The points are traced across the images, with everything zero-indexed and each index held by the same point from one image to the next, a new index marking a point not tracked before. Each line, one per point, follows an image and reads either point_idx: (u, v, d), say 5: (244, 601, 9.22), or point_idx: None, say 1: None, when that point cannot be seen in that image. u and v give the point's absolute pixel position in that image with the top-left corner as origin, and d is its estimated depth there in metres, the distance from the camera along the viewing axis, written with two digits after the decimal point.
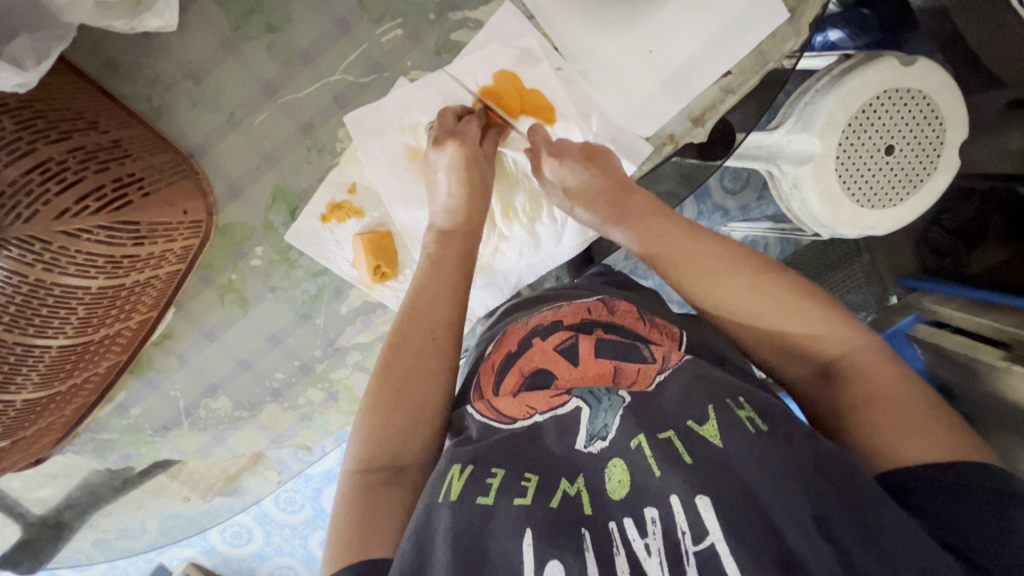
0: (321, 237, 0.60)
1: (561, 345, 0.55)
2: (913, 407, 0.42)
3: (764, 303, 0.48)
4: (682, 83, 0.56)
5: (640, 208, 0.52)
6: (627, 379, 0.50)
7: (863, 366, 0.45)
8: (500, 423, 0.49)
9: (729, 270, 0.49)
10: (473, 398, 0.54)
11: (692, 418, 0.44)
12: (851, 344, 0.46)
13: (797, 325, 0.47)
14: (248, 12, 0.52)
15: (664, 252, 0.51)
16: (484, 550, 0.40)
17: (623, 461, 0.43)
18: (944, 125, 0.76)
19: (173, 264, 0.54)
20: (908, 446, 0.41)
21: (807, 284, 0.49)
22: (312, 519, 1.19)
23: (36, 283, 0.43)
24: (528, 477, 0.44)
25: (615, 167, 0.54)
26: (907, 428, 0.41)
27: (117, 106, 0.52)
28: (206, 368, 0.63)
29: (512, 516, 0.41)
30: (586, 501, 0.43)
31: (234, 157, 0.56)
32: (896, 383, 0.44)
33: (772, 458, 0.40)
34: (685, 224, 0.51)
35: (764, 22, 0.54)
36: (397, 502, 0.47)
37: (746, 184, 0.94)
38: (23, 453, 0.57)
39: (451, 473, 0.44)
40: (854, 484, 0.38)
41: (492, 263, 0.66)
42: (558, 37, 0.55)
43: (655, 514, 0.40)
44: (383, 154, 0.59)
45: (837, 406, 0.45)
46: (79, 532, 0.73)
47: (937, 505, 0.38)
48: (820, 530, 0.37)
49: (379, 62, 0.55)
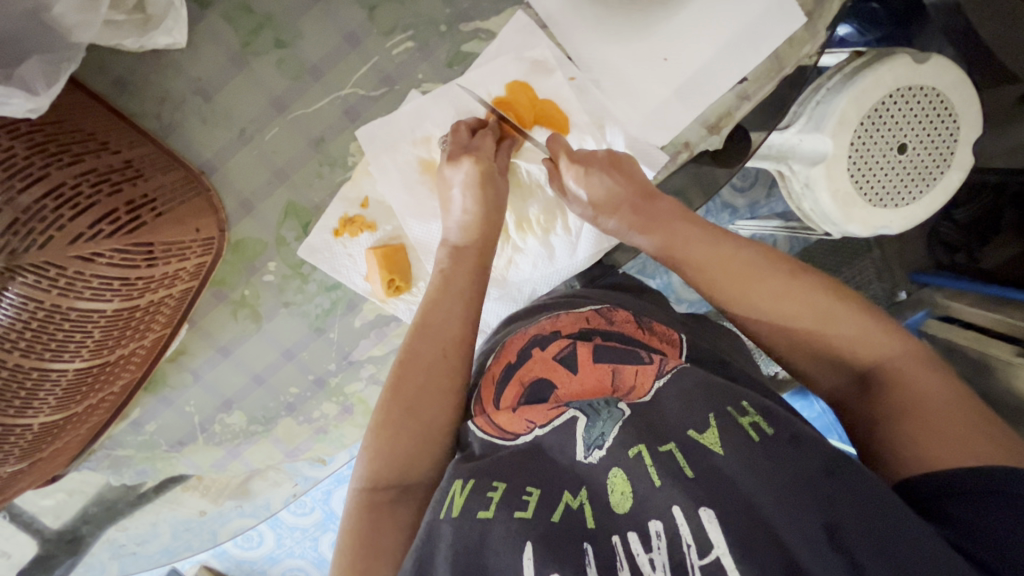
0: (334, 252, 0.59)
1: (559, 354, 0.54)
2: (950, 414, 0.41)
3: (797, 307, 0.47)
4: (697, 91, 0.55)
5: (664, 214, 0.52)
6: (627, 383, 0.50)
7: (900, 372, 0.44)
8: (503, 440, 0.49)
9: (759, 274, 0.48)
10: (474, 411, 0.53)
11: (693, 427, 0.43)
12: (888, 350, 0.45)
13: (834, 330, 0.46)
14: (257, 27, 0.51)
15: (691, 259, 0.51)
16: (481, 564, 0.40)
17: (623, 471, 0.43)
18: (958, 121, 0.74)
19: (186, 281, 0.53)
20: (954, 454, 0.39)
21: (841, 289, 0.48)
22: (323, 522, 1.19)
23: (52, 308, 0.43)
24: (529, 490, 0.44)
25: (637, 174, 0.54)
26: (952, 438, 0.40)
27: (128, 124, 0.51)
28: (220, 384, 0.63)
29: (511, 531, 0.41)
30: (588, 514, 0.42)
31: (245, 174, 0.55)
32: (938, 392, 0.42)
33: (773, 466, 0.40)
34: (713, 231, 0.50)
35: (781, 26, 0.53)
36: (403, 520, 0.46)
37: (755, 182, 0.93)
38: (41, 473, 0.56)
39: (452, 489, 0.44)
40: (867, 493, 0.38)
41: (506, 274, 0.65)
42: (571, 46, 0.55)
43: (660, 528, 0.39)
44: (396, 168, 0.58)
45: (871, 414, 0.45)
46: (94, 548, 0.73)
47: (960, 511, 0.37)
48: (829, 540, 0.36)
49: (390, 75, 0.54)
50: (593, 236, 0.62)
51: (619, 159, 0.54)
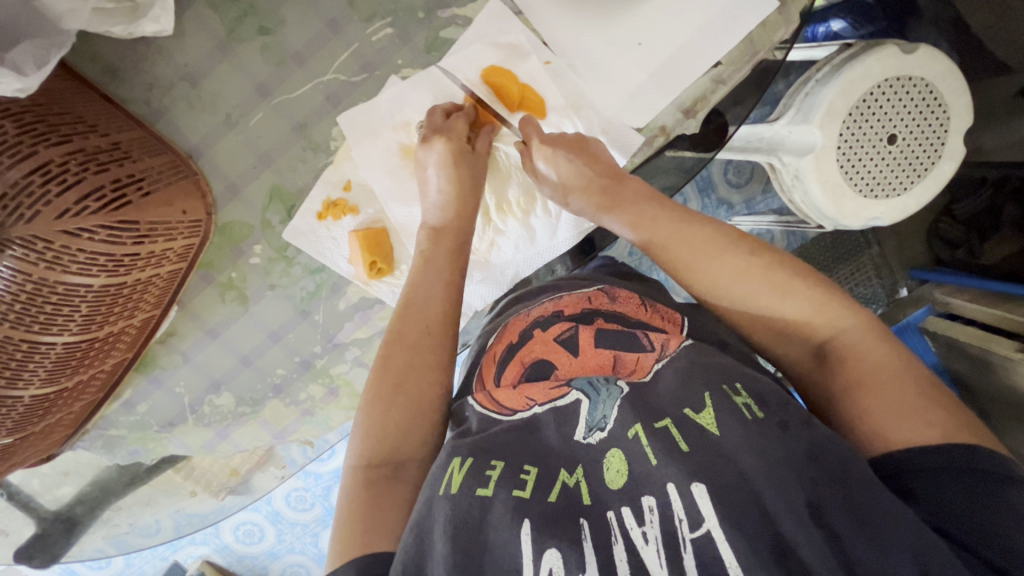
0: (318, 234, 0.61)
1: (561, 336, 0.55)
2: (902, 387, 0.43)
3: (756, 283, 0.49)
4: (671, 74, 0.56)
5: (632, 195, 0.54)
6: (626, 367, 0.51)
7: (855, 346, 0.46)
8: (500, 415, 0.50)
9: (721, 251, 0.51)
10: (475, 388, 0.55)
11: (689, 405, 0.44)
12: (844, 325, 0.47)
13: (790, 306, 0.49)
14: (241, 15, 0.53)
15: (656, 237, 0.53)
16: (482, 540, 0.41)
17: (621, 451, 0.44)
18: (948, 112, 0.75)
19: (174, 262, 0.55)
20: (904, 431, 0.41)
21: (798, 266, 0.50)
22: (323, 517, 1.21)
23: (40, 281, 0.44)
24: (527, 469, 0.44)
25: (605, 156, 0.56)
26: (907, 410, 0.42)
27: (119, 110, 0.53)
28: (209, 366, 0.64)
29: (510, 507, 0.42)
30: (584, 491, 0.43)
31: (231, 158, 0.57)
32: (889, 364, 0.44)
33: (765, 444, 0.40)
34: (678, 212, 0.53)
35: (753, 12, 0.54)
36: (397, 494, 0.48)
37: (751, 178, 0.96)
38: (33, 450, 0.58)
39: (452, 465, 0.45)
40: (844, 470, 0.39)
41: (488, 257, 0.66)
42: (546, 32, 0.56)
43: (653, 504, 0.40)
44: (377, 153, 0.60)
45: (830, 389, 0.47)
46: (89, 529, 0.74)
47: (929, 489, 0.39)
48: (812, 516, 0.37)
49: (371, 61, 0.56)
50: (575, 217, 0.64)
51: (581, 139, 0.56)
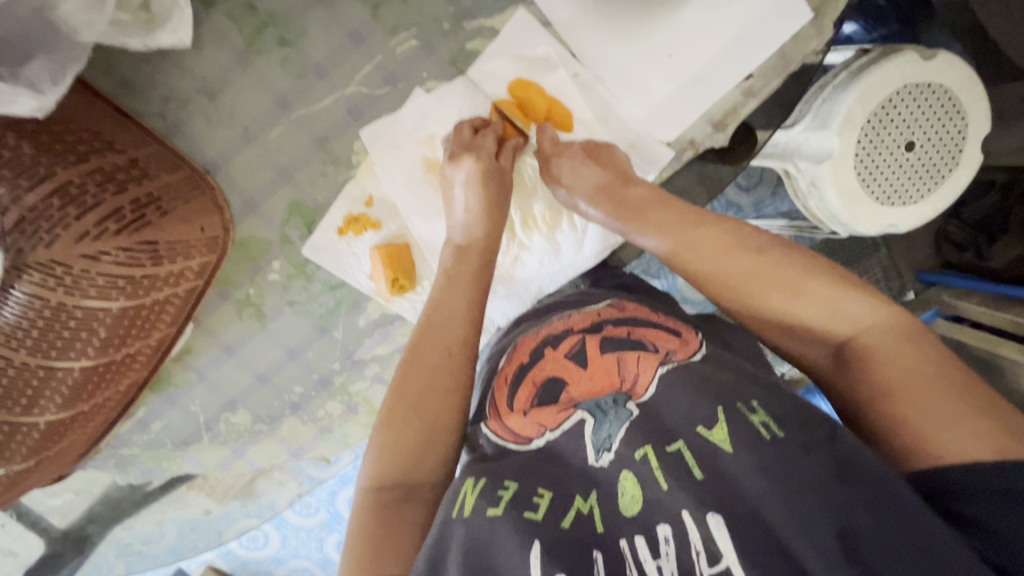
0: (339, 251, 0.59)
1: (571, 352, 0.54)
2: (936, 387, 0.40)
3: (766, 286, 0.47)
4: (702, 87, 0.55)
5: (639, 201, 0.53)
6: (631, 371, 0.50)
7: (875, 347, 0.43)
8: (515, 444, 0.49)
9: (729, 252, 0.49)
10: (489, 416, 0.53)
11: (701, 422, 0.43)
12: (863, 322, 0.44)
13: (803, 308, 0.46)
14: (261, 26, 0.51)
15: (666, 240, 0.51)
16: (491, 564, 0.39)
17: (633, 473, 0.43)
18: (966, 117, 0.73)
19: (191, 280, 0.53)
20: (946, 442, 0.39)
21: (813, 264, 0.47)
22: (328, 522, 1.19)
23: (58, 306, 0.44)
24: (541, 493, 0.43)
25: (619, 164, 0.56)
26: (950, 419, 0.39)
27: (134, 123, 0.50)
28: (224, 383, 0.63)
29: (519, 529, 0.41)
30: (597, 518, 0.42)
31: (249, 172, 0.55)
32: (919, 367, 0.41)
33: (786, 470, 0.39)
34: (688, 210, 0.51)
35: (787, 20, 0.52)
36: (420, 520, 0.46)
37: (761, 180, 0.95)
38: (48, 472, 0.56)
39: (464, 488, 0.44)
40: (884, 498, 0.37)
41: (512, 272, 0.65)
42: (575, 44, 0.55)
43: (667, 532, 0.39)
44: (400, 167, 0.59)
45: (856, 396, 0.44)
46: (100, 547, 0.72)
47: (972, 510, 0.37)
48: (845, 551, 0.36)
49: (394, 73, 0.54)
50: (599, 234, 0.63)
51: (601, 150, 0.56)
